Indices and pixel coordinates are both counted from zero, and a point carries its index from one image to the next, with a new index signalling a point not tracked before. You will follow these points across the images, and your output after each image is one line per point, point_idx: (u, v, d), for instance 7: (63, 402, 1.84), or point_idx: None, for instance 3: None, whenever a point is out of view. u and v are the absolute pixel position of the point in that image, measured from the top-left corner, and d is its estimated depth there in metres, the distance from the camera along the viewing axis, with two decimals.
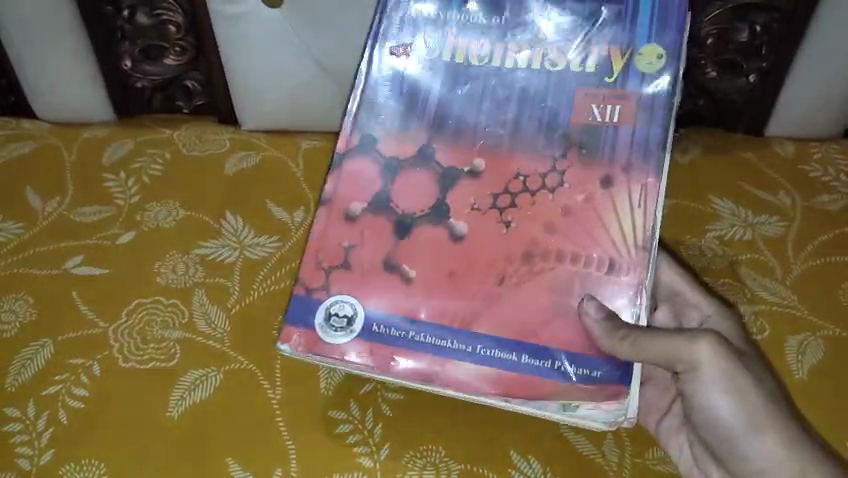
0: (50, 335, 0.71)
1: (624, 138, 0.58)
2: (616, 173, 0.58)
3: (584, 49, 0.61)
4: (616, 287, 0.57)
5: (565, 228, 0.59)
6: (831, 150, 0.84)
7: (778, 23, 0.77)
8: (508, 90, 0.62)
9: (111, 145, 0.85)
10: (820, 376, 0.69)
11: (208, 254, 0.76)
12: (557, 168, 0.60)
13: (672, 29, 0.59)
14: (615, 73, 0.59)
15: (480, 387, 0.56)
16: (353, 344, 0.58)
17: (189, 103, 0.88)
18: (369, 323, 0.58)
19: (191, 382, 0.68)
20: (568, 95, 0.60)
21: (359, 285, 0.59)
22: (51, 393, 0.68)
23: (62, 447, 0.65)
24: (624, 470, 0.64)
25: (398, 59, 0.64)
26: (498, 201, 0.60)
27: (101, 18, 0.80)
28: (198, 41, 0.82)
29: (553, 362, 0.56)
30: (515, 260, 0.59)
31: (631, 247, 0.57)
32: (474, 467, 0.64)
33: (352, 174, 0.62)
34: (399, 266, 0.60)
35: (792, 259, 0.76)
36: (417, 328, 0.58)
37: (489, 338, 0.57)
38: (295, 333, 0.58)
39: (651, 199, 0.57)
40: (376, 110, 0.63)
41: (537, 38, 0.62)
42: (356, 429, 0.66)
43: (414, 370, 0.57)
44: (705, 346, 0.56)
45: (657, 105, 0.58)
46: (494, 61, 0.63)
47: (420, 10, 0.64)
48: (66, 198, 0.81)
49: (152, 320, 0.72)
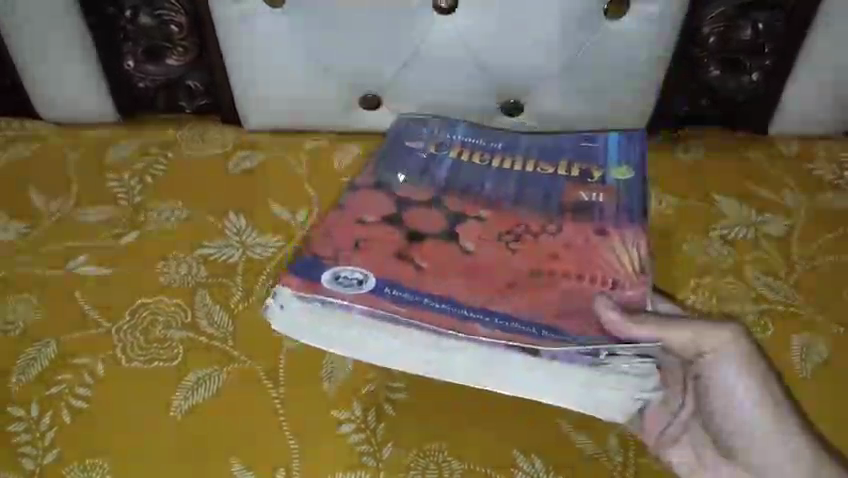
0: (54, 335, 0.71)
1: (610, 211, 0.70)
2: (607, 228, 0.68)
3: (569, 165, 0.76)
4: (622, 297, 0.61)
5: (567, 257, 0.65)
6: (835, 149, 0.84)
7: (781, 22, 0.78)
8: (507, 180, 0.75)
9: (114, 144, 0.85)
10: (827, 376, 0.67)
11: (211, 254, 0.76)
12: (557, 223, 0.69)
13: (636, 156, 0.75)
14: (595, 178, 0.74)
15: (493, 336, 0.56)
16: (363, 294, 0.58)
17: (191, 103, 0.88)
18: (379, 284, 0.60)
19: (196, 381, 0.68)
20: (559, 188, 0.73)
21: (375, 262, 0.62)
22: (54, 394, 0.68)
23: (66, 447, 0.65)
24: (628, 469, 0.63)
25: (412, 150, 0.78)
26: (503, 237, 0.68)
27: (104, 19, 0.81)
28: (201, 42, 0.82)
29: (568, 335, 0.57)
30: (523, 274, 0.63)
31: (636, 273, 0.63)
32: (478, 467, 0.63)
33: (366, 199, 0.71)
34: (410, 256, 0.64)
35: (797, 258, 0.75)
36: (430, 297, 0.59)
37: (504, 312, 0.59)
38: (297, 280, 0.59)
39: (640, 240, 0.67)
40: (395, 173, 0.75)
41: (529, 154, 0.77)
42: (359, 428, 0.65)
43: (426, 319, 0.57)
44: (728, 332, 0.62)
45: (633, 191, 0.72)
46: (493, 162, 0.77)
47: (429, 130, 0.80)
48: (70, 198, 0.81)
49: (156, 320, 0.72)
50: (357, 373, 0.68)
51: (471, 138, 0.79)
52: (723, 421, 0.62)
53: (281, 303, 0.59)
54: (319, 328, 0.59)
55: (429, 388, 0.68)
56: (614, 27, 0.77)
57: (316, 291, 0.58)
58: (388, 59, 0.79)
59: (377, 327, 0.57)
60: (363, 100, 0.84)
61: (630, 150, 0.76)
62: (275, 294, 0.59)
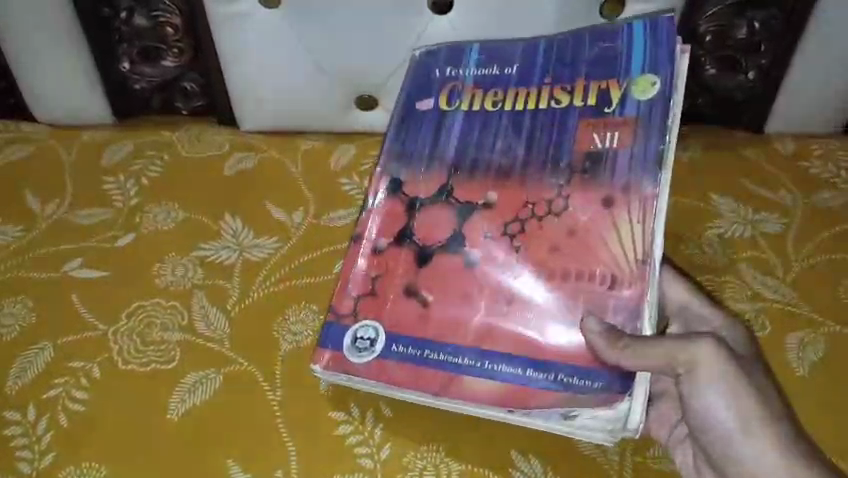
0: (49, 339, 0.71)
1: (622, 161, 0.64)
2: (616, 194, 0.63)
3: (586, 86, 0.68)
4: (617, 303, 0.60)
5: (568, 247, 0.63)
6: (832, 148, 0.83)
7: (777, 21, 0.78)
8: (518, 127, 0.70)
9: (110, 147, 0.85)
10: (821, 376, 0.68)
11: (208, 256, 0.76)
12: (562, 194, 0.65)
13: (663, 51, 0.65)
14: (613, 105, 0.66)
15: (487, 397, 0.61)
16: (374, 363, 0.64)
17: (187, 105, 0.88)
18: (388, 344, 0.65)
19: (193, 384, 0.68)
20: (572, 127, 0.67)
21: (383, 310, 0.67)
22: (51, 397, 0.67)
23: (63, 451, 0.65)
24: (624, 469, 0.64)
25: (422, 112, 0.74)
26: (508, 228, 0.66)
27: (99, 20, 0.81)
28: (196, 43, 0.82)
29: (555, 373, 0.60)
30: (523, 281, 0.64)
31: (629, 264, 0.60)
32: (475, 468, 0.63)
33: (381, 213, 0.71)
34: (418, 291, 0.66)
35: (793, 257, 0.75)
36: (433, 348, 0.64)
37: (498, 354, 0.63)
38: (324, 354, 0.66)
39: (647, 214, 0.61)
40: (404, 158, 0.72)
41: (544, 79, 0.71)
42: (357, 429, 0.65)
43: (423, 383, 0.63)
44: (703, 345, 0.56)
45: (652, 128, 0.63)
46: (505, 103, 0.71)
47: (442, 71, 0.75)
48: (65, 201, 0.81)
49: (153, 322, 0.72)
50: None
51: (485, 70, 0.73)
52: (706, 435, 0.59)
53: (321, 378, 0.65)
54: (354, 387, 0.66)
55: None
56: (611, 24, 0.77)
57: (340, 367, 0.65)
58: (384, 58, 0.79)
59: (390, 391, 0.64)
60: (359, 100, 0.84)
61: (656, 49, 0.66)
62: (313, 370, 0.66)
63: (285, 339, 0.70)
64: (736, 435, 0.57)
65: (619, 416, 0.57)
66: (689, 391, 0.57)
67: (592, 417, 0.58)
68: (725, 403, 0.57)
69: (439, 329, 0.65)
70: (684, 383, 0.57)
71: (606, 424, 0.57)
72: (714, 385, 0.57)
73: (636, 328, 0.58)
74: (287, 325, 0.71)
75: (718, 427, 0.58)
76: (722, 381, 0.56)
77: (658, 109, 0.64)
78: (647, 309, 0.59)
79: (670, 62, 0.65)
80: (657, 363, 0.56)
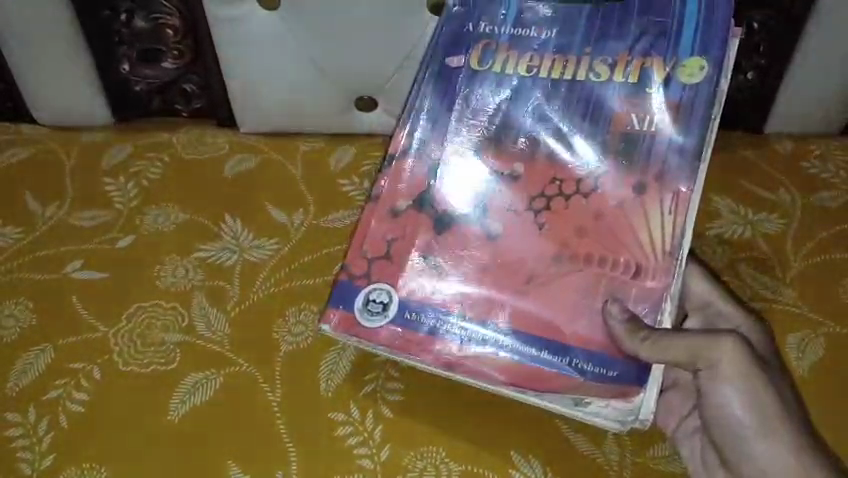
0: (50, 341, 0.71)
1: (659, 149, 0.60)
2: (649, 180, 0.60)
3: (629, 61, 0.63)
4: (639, 292, 0.59)
5: (593, 230, 0.61)
6: (830, 148, 0.84)
7: (775, 21, 0.78)
8: (550, 100, 0.64)
9: (109, 149, 0.85)
10: (820, 376, 0.68)
11: (208, 257, 0.76)
12: (592, 174, 0.62)
13: (716, 37, 0.60)
14: (655, 86, 0.61)
15: (497, 373, 0.60)
16: (385, 330, 0.62)
17: (187, 107, 0.87)
18: (401, 311, 0.62)
19: (192, 385, 0.68)
20: (610, 103, 0.62)
21: (399, 276, 0.64)
22: (51, 399, 0.68)
23: (63, 452, 0.65)
24: (624, 469, 0.64)
25: (452, 69, 0.66)
26: (533, 204, 0.63)
27: (98, 23, 0.81)
28: (196, 45, 0.82)
29: (570, 358, 0.59)
30: (544, 260, 0.62)
31: (657, 253, 0.59)
32: (474, 468, 0.64)
33: (399, 172, 0.66)
34: (435, 260, 0.64)
35: (792, 257, 0.75)
36: (445, 318, 0.62)
37: (514, 331, 0.61)
38: (334, 314, 0.63)
39: (680, 208, 0.59)
40: (429, 116, 0.66)
41: (584, 49, 0.64)
42: (357, 430, 0.66)
43: (434, 354, 0.61)
44: (726, 344, 0.58)
45: (695, 117, 0.59)
46: (541, 71, 0.65)
47: (475, 25, 0.67)
48: (65, 203, 0.81)
49: (153, 323, 0.72)
50: (355, 372, 0.69)
51: (521, 30, 0.66)
52: (719, 431, 0.60)
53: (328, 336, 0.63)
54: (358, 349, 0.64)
55: (427, 386, 0.68)
56: None
57: (347, 327, 0.62)
58: (384, 59, 0.79)
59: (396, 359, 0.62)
60: (359, 102, 0.83)
61: (707, 31, 0.61)
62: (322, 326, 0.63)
63: (286, 339, 0.70)
64: (752, 434, 0.58)
65: (632, 407, 0.57)
66: (708, 387, 0.59)
67: (605, 406, 0.58)
68: (741, 402, 0.58)
69: (453, 300, 0.63)
70: (704, 378, 0.59)
71: (618, 415, 0.57)
72: (733, 384, 0.58)
73: (656, 321, 0.58)
74: (287, 326, 0.71)
75: (733, 424, 0.59)
76: (741, 380, 0.58)
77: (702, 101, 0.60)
78: (668, 302, 0.58)
79: (721, 50, 0.60)
80: (678, 357, 0.57)
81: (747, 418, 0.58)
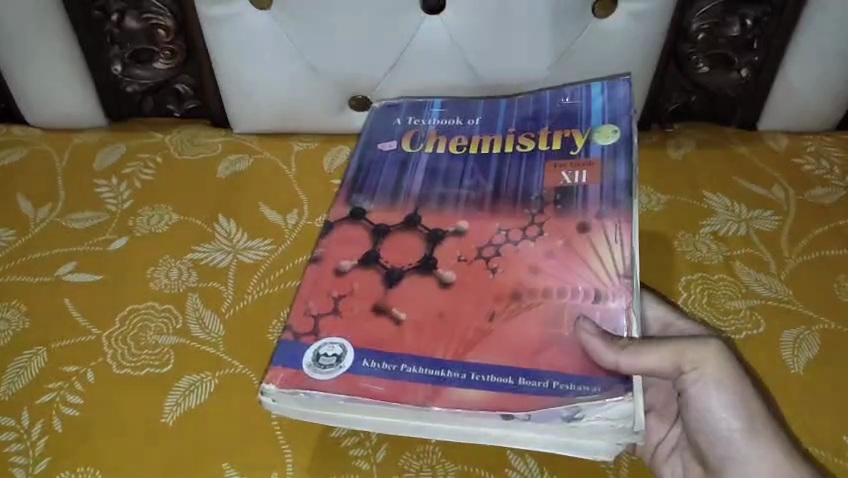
0: (43, 344, 0.71)
1: (592, 193, 0.64)
2: (590, 220, 0.63)
3: (549, 134, 0.70)
4: (605, 314, 0.57)
5: (546, 268, 0.61)
6: (824, 143, 0.84)
7: (769, 17, 0.78)
8: (485, 169, 0.70)
9: (104, 149, 0.85)
10: (819, 373, 0.68)
11: (202, 258, 0.76)
12: (535, 221, 0.64)
13: (618, 106, 0.70)
14: (578, 149, 0.68)
15: (478, 405, 0.53)
16: (343, 377, 0.55)
17: (180, 107, 0.88)
18: (359, 359, 0.56)
19: (187, 387, 0.68)
20: (540, 166, 0.68)
21: (350, 328, 0.58)
22: (45, 402, 0.67)
23: (57, 455, 0.64)
24: (621, 468, 0.63)
25: (385, 151, 0.73)
26: (481, 253, 0.63)
27: (90, 23, 0.80)
28: (189, 44, 0.81)
29: (548, 380, 0.54)
30: (503, 300, 0.60)
31: (611, 277, 0.58)
32: (470, 468, 0.63)
33: (342, 236, 0.66)
34: (389, 309, 0.60)
35: (787, 254, 0.75)
36: (409, 362, 0.56)
37: (486, 365, 0.55)
38: (280, 373, 0.55)
39: (625, 234, 0.60)
40: (366, 191, 0.69)
41: (507, 128, 0.73)
42: (353, 431, 0.66)
43: (404, 397, 0.53)
44: (709, 344, 0.56)
45: (618, 164, 0.65)
46: (471, 147, 0.72)
47: (404, 120, 0.75)
48: (58, 205, 0.80)
49: (146, 327, 0.72)
50: None
51: (447, 121, 0.75)
52: (701, 436, 0.58)
53: (271, 399, 0.55)
54: (309, 414, 0.55)
55: None
56: (604, 25, 0.76)
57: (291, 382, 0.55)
58: (378, 59, 0.79)
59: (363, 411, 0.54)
60: (354, 101, 0.84)
61: (611, 104, 0.70)
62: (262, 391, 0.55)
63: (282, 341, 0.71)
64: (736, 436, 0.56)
65: (626, 414, 0.51)
66: (691, 389, 0.57)
67: (600, 417, 0.51)
68: (726, 403, 0.56)
69: (417, 344, 0.57)
70: (687, 381, 0.57)
71: (614, 424, 0.51)
72: (717, 384, 0.56)
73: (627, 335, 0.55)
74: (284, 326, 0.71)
75: (719, 427, 0.57)
76: (726, 380, 0.56)
77: (621, 153, 0.66)
78: (634, 317, 0.56)
79: (628, 115, 0.69)
80: (662, 360, 0.54)
81: (734, 419, 0.56)
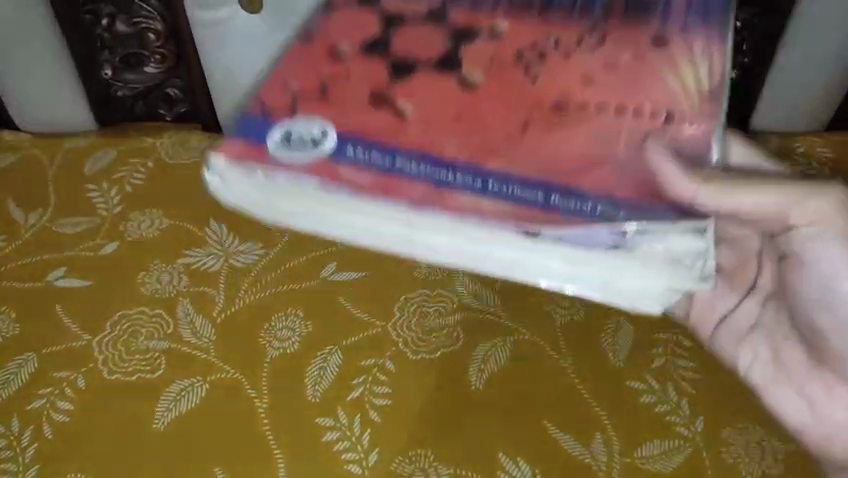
0: (34, 350, 0.70)
1: (675, 17, 0.59)
2: (672, 34, 0.58)
3: None
4: (688, 131, 0.53)
5: (611, 76, 0.56)
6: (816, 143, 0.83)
7: (759, 19, 0.77)
8: None
9: (96, 152, 0.85)
10: None
11: (193, 262, 0.76)
12: (595, 29, 0.60)
13: None
14: None
15: (480, 212, 0.50)
16: (316, 163, 0.52)
17: (171, 110, 0.87)
18: (343, 146, 0.53)
19: (178, 392, 0.68)
20: None
21: (342, 108, 0.56)
22: (35, 408, 0.67)
23: (47, 461, 0.64)
24: (614, 469, 0.63)
25: None
26: (522, 54, 0.59)
27: (80, 28, 0.80)
28: (178, 48, 0.81)
29: (590, 203, 0.50)
30: (542, 109, 0.55)
31: (694, 88, 0.54)
32: (463, 471, 0.63)
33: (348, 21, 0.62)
34: (392, 100, 0.56)
35: None
36: (405, 157, 0.53)
37: (505, 175, 0.51)
38: (233, 146, 0.53)
39: (716, 53, 0.56)
40: None
41: None
42: (345, 435, 0.65)
43: (393, 190, 0.51)
44: (825, 195, 0.57)
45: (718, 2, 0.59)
46: None
47: None
48: (48, 210, 0.80)
49: (137, 332, 0.71)
50: (342, 379, 0.68)
51: None
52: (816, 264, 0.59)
53: (221, 176, 0.53)
54: (264, 202, 0.53)
55: (416, 395, 0.67)
56: None
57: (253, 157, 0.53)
58: None
59: (334, 202, 0.52)
60: None
61: None
62: (208, 168, 0.53)
63: (273, 345, 0.70)
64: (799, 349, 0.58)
65: (697, 253, 0.49)
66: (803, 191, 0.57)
67: (665, 246, 0.48)
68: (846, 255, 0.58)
69: (423, 141, 0.54)
70: (798, 235, 0.58)
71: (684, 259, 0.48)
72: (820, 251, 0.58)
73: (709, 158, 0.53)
74: (275, 331, 0.71)
75: (822, 268, 0.58)
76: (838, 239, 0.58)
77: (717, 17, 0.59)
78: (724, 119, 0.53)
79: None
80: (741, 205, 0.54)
81: None
